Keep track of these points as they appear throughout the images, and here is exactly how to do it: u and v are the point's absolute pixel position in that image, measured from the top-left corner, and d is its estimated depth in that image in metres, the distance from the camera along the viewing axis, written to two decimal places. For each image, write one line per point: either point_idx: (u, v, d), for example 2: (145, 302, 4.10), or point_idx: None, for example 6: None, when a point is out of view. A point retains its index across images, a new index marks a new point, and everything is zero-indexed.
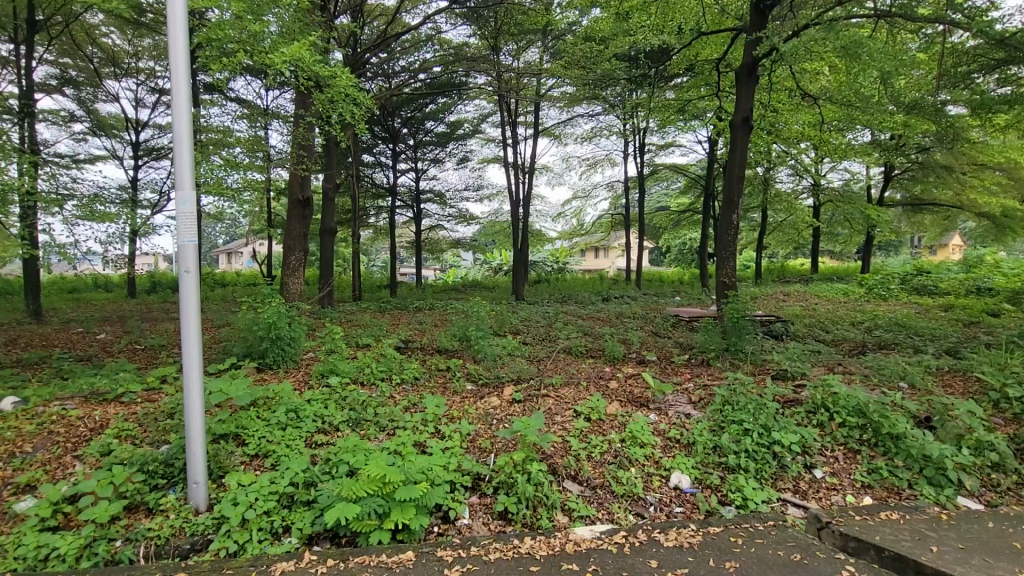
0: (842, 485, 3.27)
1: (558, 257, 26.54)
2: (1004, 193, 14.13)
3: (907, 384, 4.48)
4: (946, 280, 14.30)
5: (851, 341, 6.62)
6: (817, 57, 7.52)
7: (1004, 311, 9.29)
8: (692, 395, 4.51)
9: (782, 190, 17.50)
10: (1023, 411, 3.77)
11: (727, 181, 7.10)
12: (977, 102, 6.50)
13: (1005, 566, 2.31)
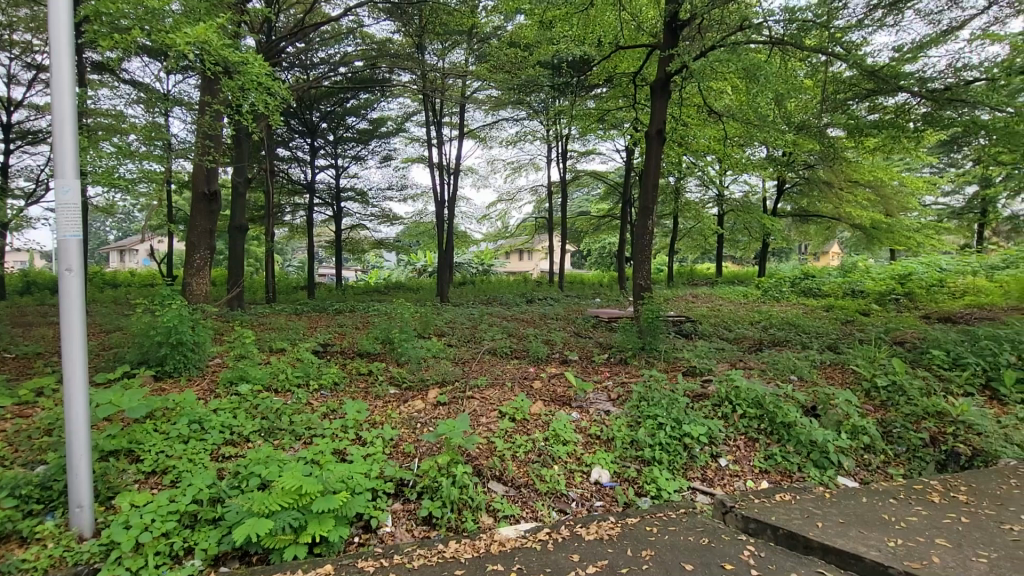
0: (743, 472, 3.56)
1: (483, 259, 26.64)
2: (873, 208, 16.10)
3: (797, 377, 4.97)
4: (827, 283, 16.04)
5: (751, 339, 7.23)
6: (721, 77, 8.14)
7: (874, 311, 10.56)
8: (611, 392, 4.71)
9: (691, 199, 18.76)
10: (888, 398, 4.32)
11: (643, 189, 7.50)
12: (853, 126, 7.34)
13: (877, 534, 2.62)
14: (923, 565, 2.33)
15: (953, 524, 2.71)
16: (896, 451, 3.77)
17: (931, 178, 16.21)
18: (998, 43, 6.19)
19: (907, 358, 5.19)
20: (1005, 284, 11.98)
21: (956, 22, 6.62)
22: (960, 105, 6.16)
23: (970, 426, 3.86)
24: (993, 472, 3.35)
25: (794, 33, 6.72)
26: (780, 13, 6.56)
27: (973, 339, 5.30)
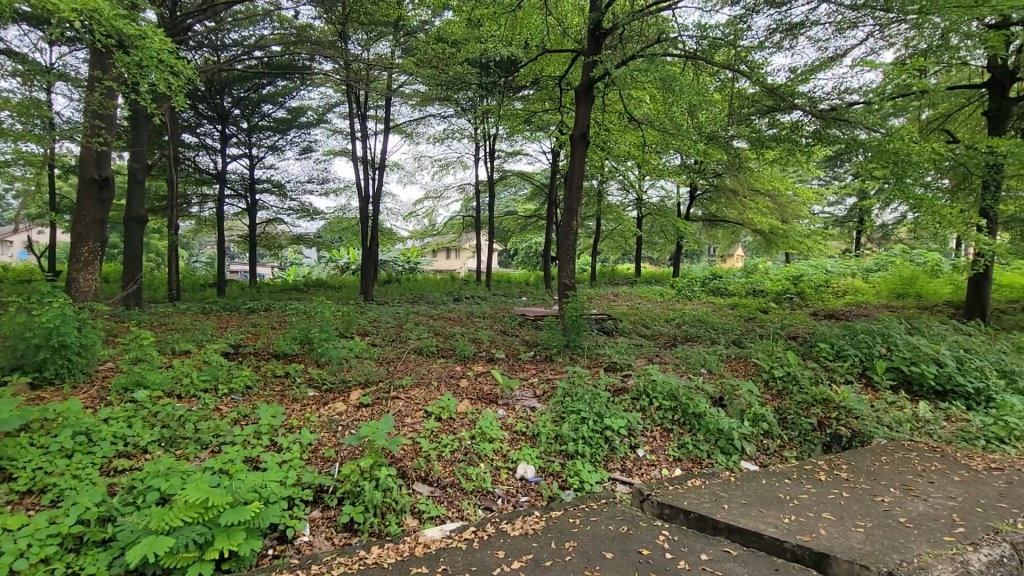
0: (659, 461, 3.78)
1: (409, 257, 26.17)
2: (772, 215, 17.62)
3: (706, 370, 5.35)
4: (733, 283, 17.37)
5: (666, 335, 7.67)
6: (641, 86, 8.53)
7: (773, 309, 11.57)
8: (536, 389, 4.80)
9: (612, 202, 19.53)
10: (784, 388, 4.75)
11: (568, 190, 7.71)
12: (756, 139, 8.00)
13: (774, 513, 2.89)
14: (812, 538, 2.60)
15: (836, 499, 3.05)
16: (791, 435, 4.17)
17: (819, 189, 18.02)
18: (872, 71, 7.02)
19: (800, 351, 5.74)
20: (878, 285, 13.58)
21: (840, 50, 7.43)
22: (844, 125, 6.90)
23: (850, 410, 4.36)
24: (868, 451, 3.81)
25: (705, 49, 7.11)
26: (694, 29, 6.98)
27: (852, 332, 5.97)
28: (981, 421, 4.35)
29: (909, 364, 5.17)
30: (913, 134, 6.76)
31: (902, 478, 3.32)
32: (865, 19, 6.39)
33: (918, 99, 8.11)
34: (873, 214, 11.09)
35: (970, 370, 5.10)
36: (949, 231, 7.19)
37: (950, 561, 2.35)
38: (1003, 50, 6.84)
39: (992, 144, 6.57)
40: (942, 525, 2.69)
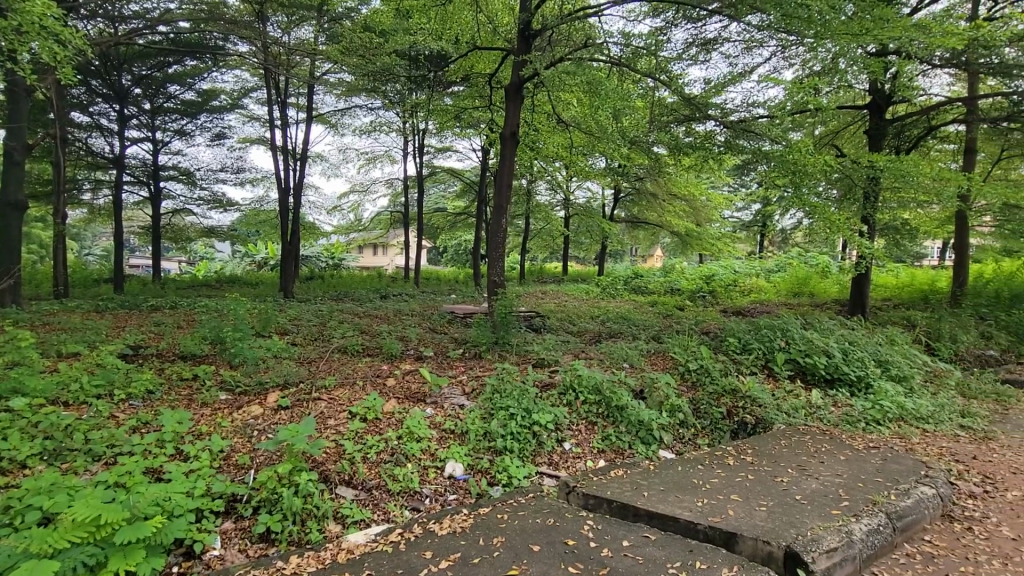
0: (583, 454, 3.91)
1: (333, 253, 25.13)
2: (687, 218, 18.74)
3: (628, 364, 5.60)
4: (653, 282, 18.29)
5: (591, 332, 7.94)
6: (569, 88, 8.75)
7: (688, 306, 12.31)
8: (465, 387, 4.79)
9: (540, 201, 19.87)
10: (698, 379, 5.09)
11: (497, 188, 7.75)
12: (675, 145, 8.47)
13: (689, 497, 3.08)
14: (722, 519, 2.80)
15: (742, 482, 3.31)
16: (703, 424, 4.47)
17: (729, 194, 19.39)
18: (776, 88, 7.65)
19: (712, 345, 6.16)
20: (779, 284, 14.87)
21: (748, 67, 8.03)
22: (751, 137, 7.48)
23: (754, 399, 4.75)
24: (769, 436, 4.17)
25: (628, 56, 7.42)
26: (618, 36, 7.26)
27: (757, 327, 6.49)
28: (862, 405, 4.90)
29: (804, 356, 5.71)
30: (810, 147, 7.45)
31: (797, 459, 3.67)
32: (769, 40, 6.95)
33: (813, 116, 8.95)
34: (775, 220, 12.12)
35: (853, 360, 5.73)
36: (837, 236, 8.02)
37: (838, 532, 2.64)
38: (882, 77, 7.69)
39: (872, 159, 7.40)
40: (830, 500, 3.00)
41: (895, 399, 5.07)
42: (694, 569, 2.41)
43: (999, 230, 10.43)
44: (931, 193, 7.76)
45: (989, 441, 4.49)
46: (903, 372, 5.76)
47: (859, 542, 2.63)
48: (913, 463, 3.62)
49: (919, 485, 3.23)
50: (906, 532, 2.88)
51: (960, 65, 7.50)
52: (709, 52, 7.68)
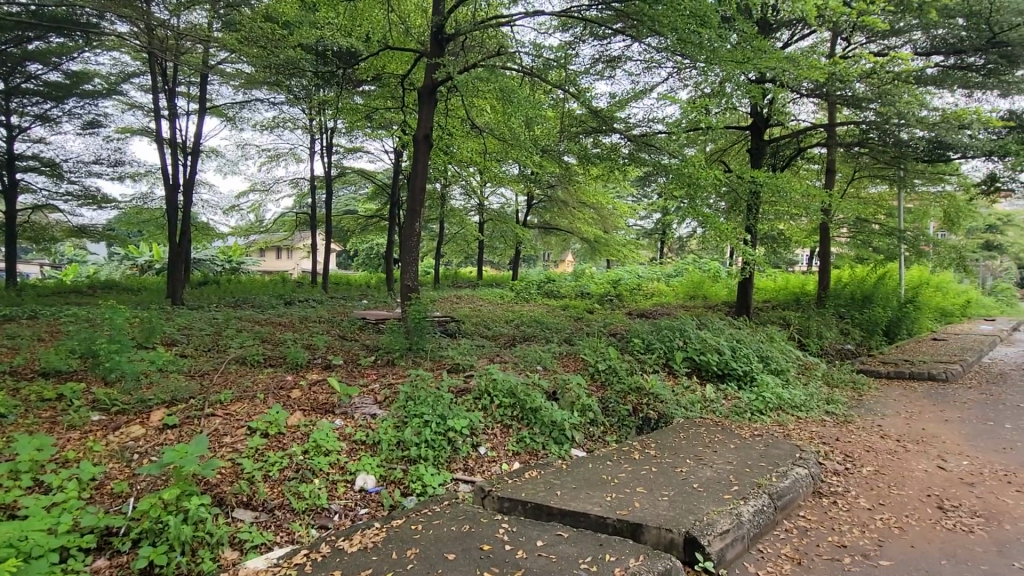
0: (499, 457, 3.95)
1: (230, 256, 23.25)
2: (596, 225, 19.64)
3: (542, 367, 5.74)
4: (564, 286, 18.90)
5: (506, 336, 8.04)
6: (482, 94, 8.82)
7: (597, 309, 12.89)
8: (377, 395, 4.64)
9: (455, 206, 19.82)
10: (606, 379, 5.33)
11: (411, 192, 7.61)
12: (584, 155, 8.84)
13: (598, 493, 3.22)
14: (629, 511, 2.96)
15: (647, 474, 3.52)
16: (611, 421, 4.70)
17: (633, 203, 20.61)
18: (673, 106, 8.26)
19: (618, 346, 6.48)
20: (677, 288, 16.00)
21: (649, 85, 8.60)
22: (652, 150, 8.01)
23: (656, 396, 5.07)
24: (670, 430, 4.47)
25: (539, 66, 7.61)
26: (530, 46, 7.45)
27: (659, 328, 6.93)
28: (748, 397, 5.42)
29: (699, 354, 6.20)
30: (702, 162, 8.12)
31: (694, 450, 3.97)
32: (667, 61, 7.50)
33: (706, 134, 9.77)
34: (673, 228, 13.04)
35: (740, 356, 6.31)
36: (726, 244, 8.81)
37: (729, 515, 2.89)
38: (762, 101, 8.57)
39: (754, 175, 8.24)
40: (722, 486, 3.28)
41: (775, 391, 5.66)
42: (604, 562, 2.52)
43: (854, 241, 12.03)
44: (801, 207, 8.79)
45: (848, 424, 5.16)
46: (781, 366, 6.44)
47: (747, 523, 2.91)
48: (789, 447, 4.06)
49: (794, 466, 3.63)
50: (784, 509, 3.22)
51: (822, 95, 8.57)
52: (614, 69, 8.12)
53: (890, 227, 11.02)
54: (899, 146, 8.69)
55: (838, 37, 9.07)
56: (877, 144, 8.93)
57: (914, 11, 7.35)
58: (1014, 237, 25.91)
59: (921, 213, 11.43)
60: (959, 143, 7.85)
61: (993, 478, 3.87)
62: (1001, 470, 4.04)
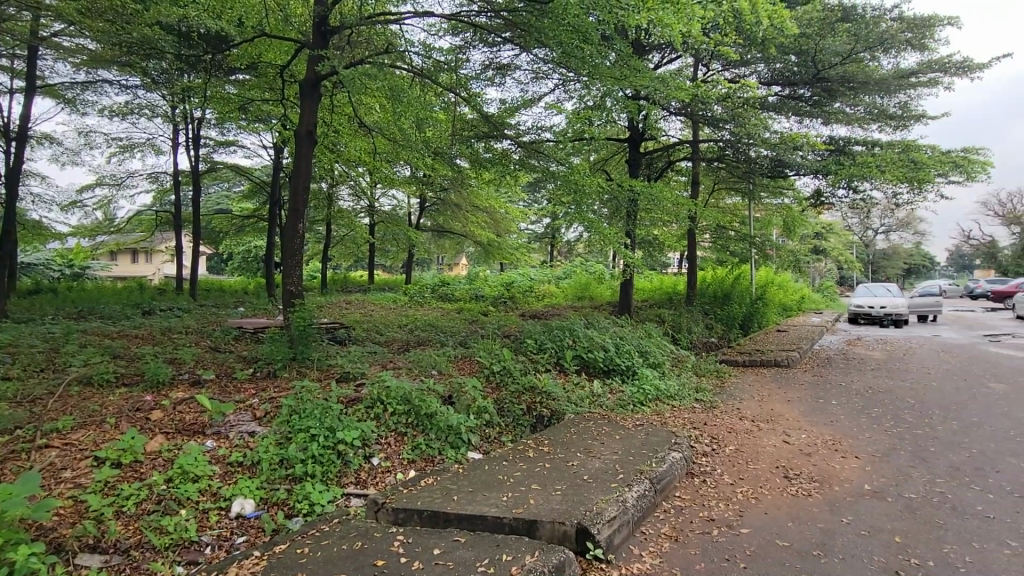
0: (393, 467, 3.83)
1: (70, 260, 20.00)
2: (489, 228, 19.90)
3: (436, 371, 5.68)
4: (458, 289, 18.90)
5: (398, 341, 7.84)
6: (371, 92, 8.53)
7: (491, 312, 13.08)
8: (256, 411, 4.27)
9: (342, 207, 18.94)
10: (501, 380, 5.42)
11: (293, 191, 7.12)
12: (476, 159, 8.90)
13: (495, 494, 3.25)
14: (524, 509, 3.03)
15: (541, 471, 3.62)
16: (506, 421, 4.78)
17: (524, 208, 21.21)
18: (560, 116, 8.64)
19: (512, 347, 6.62)
20: (566, 289, 16.76)
21: (537, 94, 8.91)
22: (540, 158, 8.33)
23: (549, 394, 5.26)
24: (563, 426, 4.65)
25: (429, 67, 7.52)
26: (419, 47, 7.35)
27: (550, 329, 7.20)
28: (630, 390, 5.82)
29: (587, 352, 6.54)
30: (586, 171, 8.59)
31: (584, 443, 4.17)
32: (553, 73, 7.82)
33: (590, 144, 10.35)
34: (562, 233, 13.65)
35: (623, 352, 6.76)
36: (609, 247, 9.41)
37: (616, 502, 3.08)
38: (638, 116, 9.28)
39: (632, 184, 8.90)
40: (609, 475, 3.48)
41: (653, 383, 6.15)
42: (501, 562, 2.55)
43: (715, 245, 13.50)
44: (672, 214, 9.68)
45: (715, 409, 5.75)
46: (658, 359, 7.02)
47: (632, 508, 3.11)
48: (666, 434, 4.42)
49: (671, 451, 3.97)
50: (663, 492, 3.50)
51: (688, 114, 9.49)
52: (504, 76, 8.31)
53: (743, 234, 12.53)
54: (749, 162, 9.92)
55: (700, 63, 10.12)
56: (732, 159, 10.16)
57: (759, 45, 8.45)
58: (835, 244, 30.86)
59: (767, 221, 13.14)
60: (793, 162, 9.14)
61: (825, 448, 4.55)
62: (831, 440, 4.76)
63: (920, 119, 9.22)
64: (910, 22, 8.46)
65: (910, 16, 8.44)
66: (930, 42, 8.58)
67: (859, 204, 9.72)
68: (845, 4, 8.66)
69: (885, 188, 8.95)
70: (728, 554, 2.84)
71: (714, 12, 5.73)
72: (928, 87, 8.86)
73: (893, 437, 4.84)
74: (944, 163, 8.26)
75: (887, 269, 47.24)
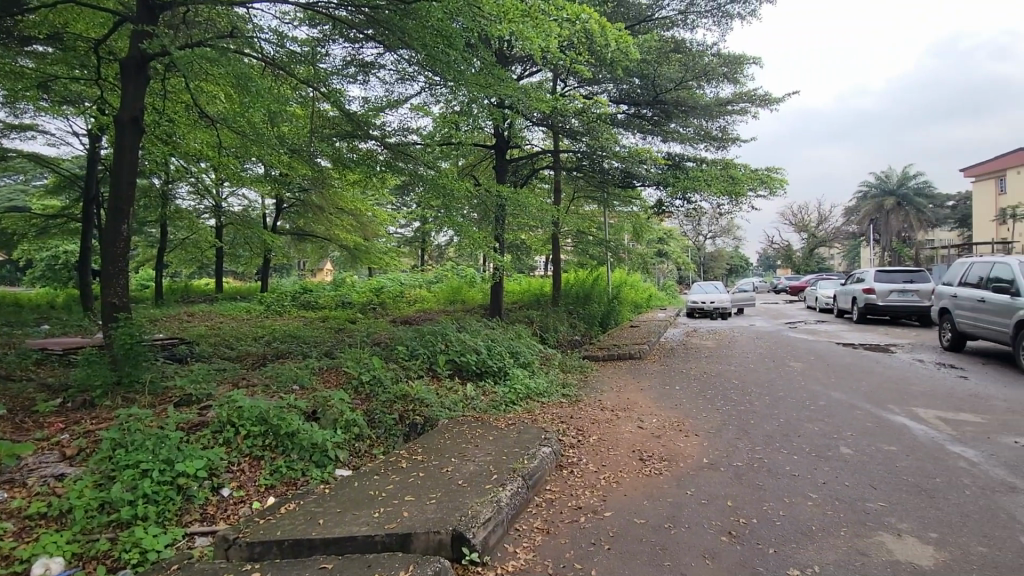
0: (248, 496, 3.45)
1: None
2: (355, 232, 18.97)
3: (298, 386, 5.24)
4: (322, 296, 17.76)
5: (253, 355, 7.13)
6: (213, 79, 7.64)
7: (359, 319, 12.52)
8: (66, 449, 3.57)
9: (181, 207, 16.70)
10: (371, 390, 5.19)
11: (114, 186, 6.08)
12: (338, 159, 8.42)
13: (365, 511, 3.10)
14: (398, 522, 2.92)
15: (415, 481, 3.53)
16: (377, 433, 4.58)
17: (392, 211, 20.66)
18: (427, 119, 8.57)
19: (382, 355, 6.38)
20: (438, 293, 16.67)
21: (403, 95, 8.74)
22: (408, 160, 8.16)
23: (422, 400, 5.15)
24: (436, 432, 4.58)
25: (282, 57, 6.94)
26: (270, 34, 6.74)
27: (421, 334, 7.09)
28: (503, 391, 5.95)
29: (460, 356, 6.55)
30: (454, 176, 8.64)
31: (458, 448, 4.17)
32: (419, 75, 7.72)
33: (457, 148, 10.44)
34: (432, 237, 13.57)
35: (494, 354, 6.90)
36: (478, 250, 9.55)
37: (491, 503, 3.11)
38: (504, 124, 9.56)
39: (499, 190, 9.16)
40: (483, 477, 3.51)
41: (523, 382, 6.37)
42: None
43: (577, 249, 14.45)
44: (537, 220, 10.13)
45: (580, 403, 6.13)
46: (527, 359, 7.28)
47: (506, 507, 3.17)
48: (536, 430, 4.60)
49: (540, 447, 4.14)
50: (534, 487, 3.63)
51: (549, 125, 10.02)
52: (367, 74, 8.00)
53: (600, 239, 13.60)
54: (603, 173, 10.80)
55: (558, 78, 10.74)
56: (588, 169, 10.97)
57: (608, 66, 9.22)
58: (675, 247, 34.93)
59: (620, 227, 14.40)
60: (640, 174, 10.16)
61: (672, 429, 5.08)
62: (676, 422, 5.35)
63: (735, 141, 10.78)
64: (725, 58, 9.85)
65: (726, 53, 9.83)
66: (741, 77, 10.08)
67: (693, 213, 11.07)
68: (677, 37, 9.83)
69: (711, 200, 10.36)
70: (594, 538, 3.03)
71: (568, 30, 6.10)
72: (740, 115, 10.41)
73: (724, 414, 5.58)
74: (754, 180, 9.76)
75: (715, 268, 54.74)
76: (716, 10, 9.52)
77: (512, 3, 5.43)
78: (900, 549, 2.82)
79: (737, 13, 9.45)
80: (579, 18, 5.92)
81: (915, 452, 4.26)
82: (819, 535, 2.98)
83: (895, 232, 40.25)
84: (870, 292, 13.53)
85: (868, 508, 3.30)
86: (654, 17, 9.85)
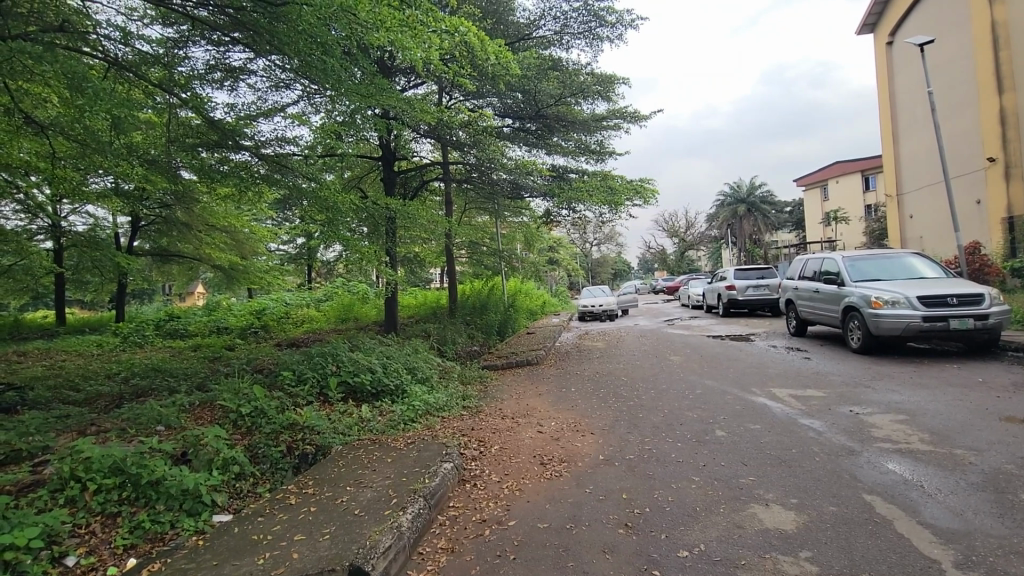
0: (101, 562, 2.94)
1: None
2: (230, 250, 17.19)
3: (163, 427, 4.63)
4: (193, 322, 15.99)
5: (106, 396, 6.19)
6: (37, 79, 6.56)
7: (238, 345, 11.41)
8: None
9: (5, 227, 14.08)
10: (253, 423, 4.74)
11: None
12: (202, 171, 7.61)
13: (247, 560, 2.81)
14: (286, 567, 2.69)
15: (305, 517, 3.27)
16: (262, 469, 4.19)
17: (272, 226, 19.22)
18: (304, 128, 8.11)
19: (265, 383, 5.86)
20: (327, 311, 15.78)
21: (277, 103, 8.20)
22: (285, 171, 7.62)
23: (312, 428, 4.80)
24: (329, 461, 4.29)
25: (131, 59, 6.17)
26: (114, 31, 5.96)
27: (309, 356, 6.61)
28: (400, 410, 5.75)
29: (353, 377, 6.23)
30: (339, 188, 8.24)
31: (354, 475, 3.94)
32: (294, 83, 7.30)
33: (341, 160, 9.99)
34: (318, 253, 12.86)
35: (390, 372, 6.66)
36: (369, 266, 9.20)
37: (391, 530, 2.97)
38: (389, 134, 9.30)
39: (387, 202, 8.91)
40: (382, 503, 3.35)
41: (422, 398, 6.21)
42: None
43: (471, 260, 14.51)
44: (427, 232, 10.00)
45: (480, 414, 6.11)
46: (425, 374, 7.12)
47: (407, 531, 3.05)
48: (437, 447, 4.50)
49: (442, 464, 4.04)
50: (436, 506, 3.53)
51: (435, 136, 9.97)
52: (235, 80, 7.41)
53: (493, 249, 13.81)
54: (493, 185, 10.96)
55: (444, 90, 10.75)
56: (478, 181, 11.05)
57: (491, 80, 9.46)
58: (564, 255, 36.61)
59: (511, 237, 14.72)
60: (527, 184, 10.40)
61: (569, 431, 5.26)
62: (573, 423, 5.54)
63: (612, 154, 11.56)
64: (598, 77, 10.51)
65: (599, 73, 10.48)
66: (613, 95, 10.85)
67: (578, 221, 11.65)
68: (554, 55, 10.31)
69: (594, 210, 11.00)
70: (499, 550, 3.01)
71: (451, 41, 6.11)
72: (614, 130, 11.22)
73: (616, 411, 5.90)
74: (631, 190, 10.50)
75: (601, 272, 58.00)
76: (587, 32, 10.18)
77: (389, 12, 5.32)
78: (769, 518, 3.16)
79: (606, 35, 10.18)
80: (458, 30, 5.96)
81: (775, 428, 4.82)
82: (703, 515, 3.24)
83: (749, 235, 45.73)
84: (731, 289, 15.19)
85: (741, 484, 3.65)
86: (532, 35, 10.31)
